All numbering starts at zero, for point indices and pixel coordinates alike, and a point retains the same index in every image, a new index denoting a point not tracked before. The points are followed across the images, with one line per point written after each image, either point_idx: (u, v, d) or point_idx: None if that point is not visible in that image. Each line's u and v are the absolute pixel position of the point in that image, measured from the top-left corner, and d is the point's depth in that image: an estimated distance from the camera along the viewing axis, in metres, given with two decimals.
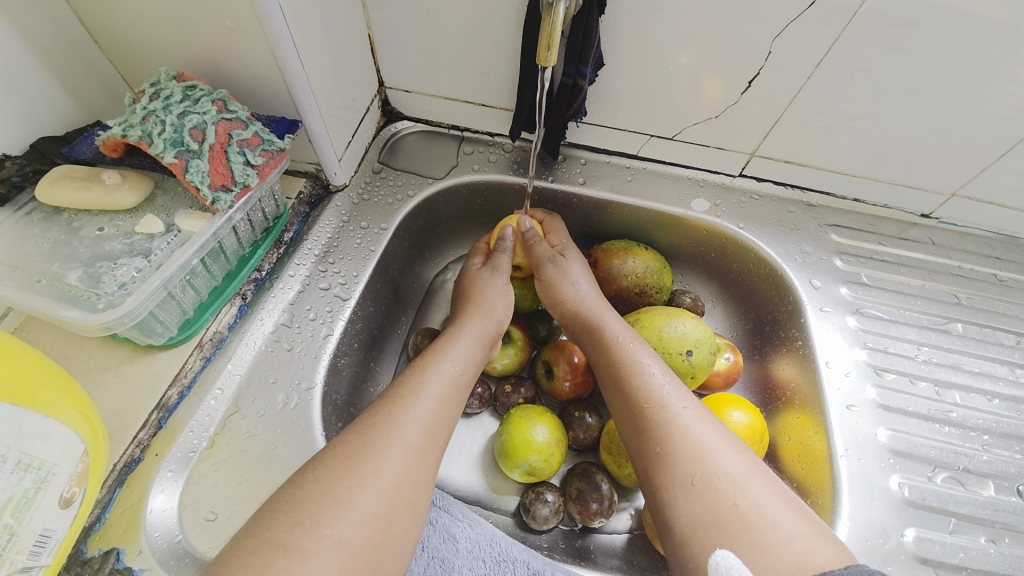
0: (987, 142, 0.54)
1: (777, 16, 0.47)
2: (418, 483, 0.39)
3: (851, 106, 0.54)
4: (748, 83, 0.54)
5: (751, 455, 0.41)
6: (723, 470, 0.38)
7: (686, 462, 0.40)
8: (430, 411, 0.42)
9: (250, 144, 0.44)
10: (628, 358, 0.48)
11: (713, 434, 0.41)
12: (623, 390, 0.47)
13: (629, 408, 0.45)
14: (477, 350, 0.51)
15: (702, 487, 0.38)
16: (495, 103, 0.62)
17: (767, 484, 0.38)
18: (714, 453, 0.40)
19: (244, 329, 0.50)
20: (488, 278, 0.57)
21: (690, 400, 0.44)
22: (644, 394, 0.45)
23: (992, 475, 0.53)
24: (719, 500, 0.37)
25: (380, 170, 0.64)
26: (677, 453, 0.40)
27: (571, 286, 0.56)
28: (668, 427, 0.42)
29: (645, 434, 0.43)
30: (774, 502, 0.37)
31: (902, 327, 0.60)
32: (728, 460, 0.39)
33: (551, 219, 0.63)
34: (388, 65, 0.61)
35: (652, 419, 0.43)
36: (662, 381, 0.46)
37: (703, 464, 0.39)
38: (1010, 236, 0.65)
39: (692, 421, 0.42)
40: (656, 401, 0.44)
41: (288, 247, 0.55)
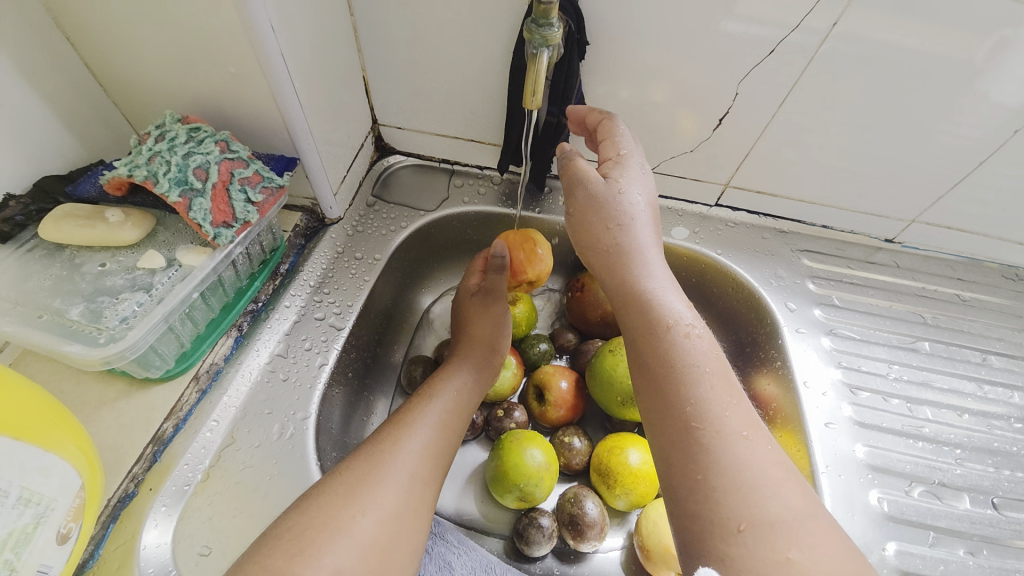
0: (938, 171, 0.59)
1: (742, 62, 0.52)
2: (418, 512, 0.40)
3: (812, 140, 0.58)
4: (718, 121, 0.58)
5: (809, 493, 0.38)
6: (777, 515, 0.35)
7: (735, 504, 0.36)
8: (429, 439, 0.44)
9: (250, 182, 0.46)
10: (692, 360, 0.41)
11: (773, 472, 0.37)
12: (669, 393, 0.40)
13: (681, 411, 0.39)
14: (480, 383, 0.53)
15: (749, 533, 0.35)
16: (484, 138, 0.66)
17: (823, 525, 0.36)
18: (773, 494, 0.36)
19: (240, 360, 0.50)
20: (483, 305, 0.58)
21: (749, 426, 0.39)
22: (704, 403, 0.39)
23: (966, 488, 0.55)
24: (766, 548, 0.34)
25: (373, 203, 0.67)
26: (729, 490, 0.36)
27: (621, 235, 0.47)
28: (725, 452, 0.37)
29: (696, 448, 0.38)
30: (828, 544, 0.35)
31: (873, 347, 0.63)
32: (784, 502, 0.36)
33: (609, 120, 0.50)
34: (381, 104, 0.64)
35: (703, 438, 0.38)
36: (724, 398, 0.40)
37: (755, 508, 0.35)
38: (969, 258, 0.69)
39: (750, 456, 0.38)
40: (714, 419, 0.39)
41: (284, 278, 0.57)
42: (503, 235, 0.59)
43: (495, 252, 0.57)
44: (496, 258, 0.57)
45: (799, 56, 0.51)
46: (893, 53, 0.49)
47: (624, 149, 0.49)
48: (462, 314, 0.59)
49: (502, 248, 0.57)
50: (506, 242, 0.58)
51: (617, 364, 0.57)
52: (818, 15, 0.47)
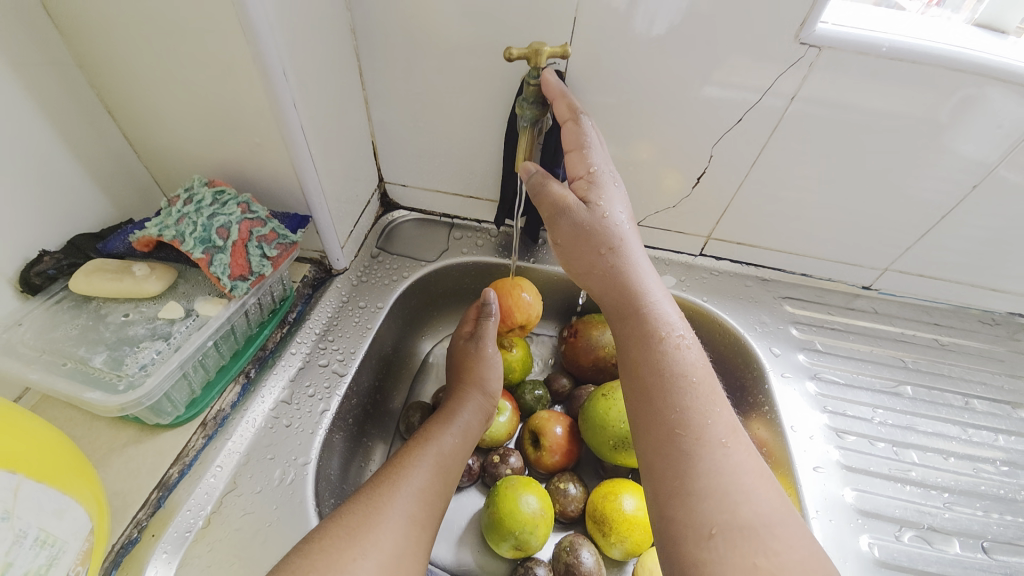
0: (902, 224, 0.64)
1: (714, 130, 0.59)
2: (415, 555, 0.41)
3: (783, 197, 0.64)
4: (696, 180, 0.64)
5: (786, 501, 0.40)
6: (750, 520, 0.37)
7: (708, 509, 0.38)
8: (425, 482, 0.46)
9: (267, 239, 0.50)
10: (678, 370, 0.45)
11: (752, 478, 0.40)
12: (656, 401, 0.44)
13: (665, 419, 0.43)
14: (476, 427, 0.55)
15: (721, 539, 0.37)
16: (482, 195, 0.71)
17: (796, 532, 0.38)
18: (747, 499, 0.38)
19: (245, 406, 0.52)
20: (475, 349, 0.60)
21: (730, 435, 0.42)
22: (687, 412, 0.42)
23: (956, 532, 0.56)
24: (739, 556, 0.36)
25: (377, 255, 0.71)
26: (706, 496, 0.38)
27: (607, 254, 0.49)
28: (705, 459, 0.40)
29: (677, 455, 0.41)
30: (797, 549, 0.36)
31: (857, 391, 0.65)
32: (756, 508, 0.38)
33: (575, 123, 0.48)
34: (388, 164, 0.70)
35: (684, 444, 0.41)
36: (707, 407, 0.43)
37: (729, 514, 0.37)
38: (944, 304, 0.73)
39: (729, 462, 0.40)
40: (696, 426, 0.42)
41: (291, 326, 0.60)
42: (493, 284, 0.65)
43: (486, 300, 0.62)
44: (488, 305, 0.62)
45: (769, 118, 0.56)
46: (855, 114, 0.55)
47: (593, 166, 0.49)
48: (458, 361, 0.61)
49: (492, 295, 0.62)
50: (495, 291, 0.63)
51: (610, 408, 0.59)
52: (785, 81, 0.53)
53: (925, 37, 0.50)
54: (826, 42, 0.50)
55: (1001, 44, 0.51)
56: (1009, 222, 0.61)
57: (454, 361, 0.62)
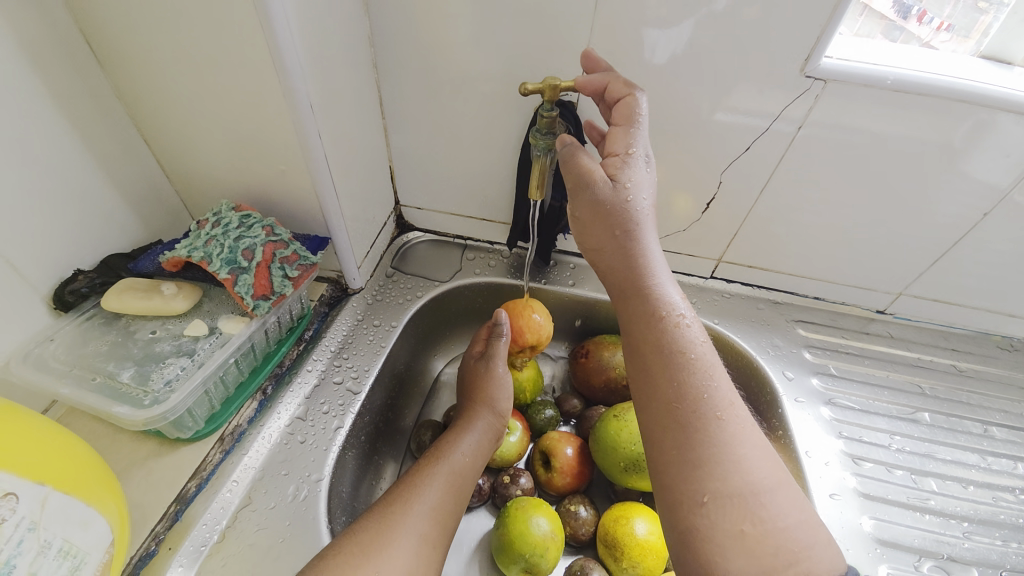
0: (914, 249, 0.64)
1: (723, 157, 0.60)
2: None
3: (792, 222, 0.64)
4: (706, 204, 0.65)
5: (778, 468, 0.41)
6: (742, 490, 0.38)
7: (703, 479, 0.39)
8: (436, 501, 0.47)
9: (289, 261, 0.52)
10: (679, 344, 0.44)
11: (750, 452, 0.40)
12: (653, 372, 0.44)
13: (664, 391, 0.43)
14: (485, 446, 0.55)
15: (711, 507, 0.38)
16: (495, 218, 0.73)
17: (787, 502, 0.39)
18: (740, 469, 0.39)
19: (262, 422, 0.53)
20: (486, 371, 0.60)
21: (729, 408, 0.42)
22: (689, 385, 0.42)
23: (976, 562, 0.54)
24: (727, 521, 0.38)
25: (392, 274, 0.73)
26: (701, 465, 0.39)
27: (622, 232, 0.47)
28: (703, 430, 0.40)
29: (676, 424, 0.41)
30: (785, 518, 0.38)
31: (873, 416, 0.64)
32: (748, 477, 0.39)
33: (631, 99, 0.47)
34: (405, 188, 0.73)
35: (682, 415, 0.41)
36: (709, 381, 0.43)
37: (722, 484, 0.38)
38: (961, 330, 0.72)
39: (726, 434, 0.40)
40: (696, 399, 0.42)
41: (307, 344, 0.61)
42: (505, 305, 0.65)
43: (497, 320, 0.62)
44: (498, 325, 0.62)
45: (778, 144, 0.58)
46: (864, 139, 0.55)
47: (634, 146, 0.47)
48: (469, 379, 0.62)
49: (504, 316, 0.62)
50: (507, 312, 0.63)
51: (621, 430, 0.59)
52: (794, 108, 0.55)
53: (931, 70, 0.51)
54: (830, 76, 0.51)
55: (1009, 76, 0.51)
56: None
57: (465, 379, 0.63)
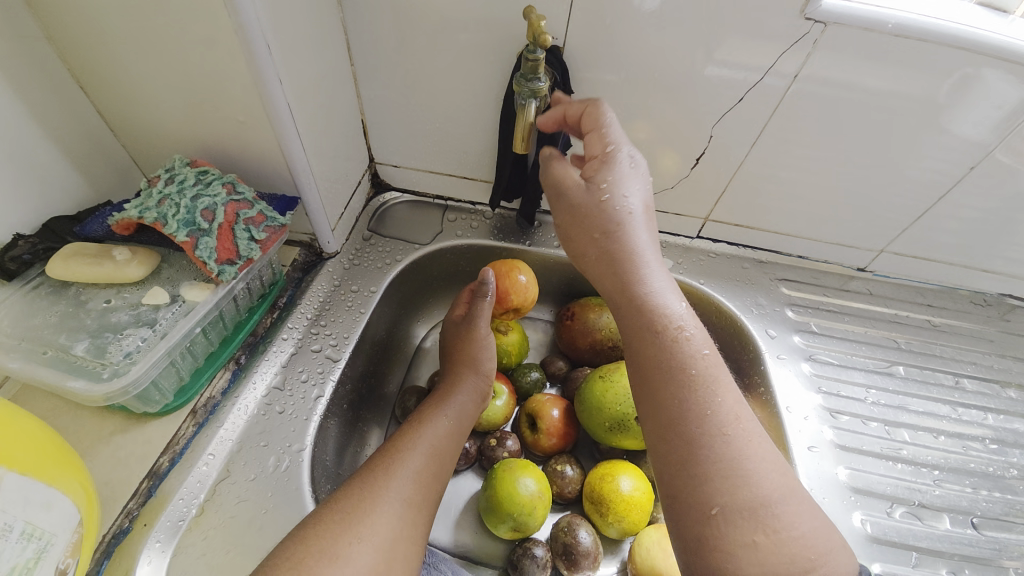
0: (900, 205, 0.63)
1: (716, 110, 0.57)
2: (411, 537, 0.42)
3: (781, 179, 0.63)
4: (696, 160, 0.63)
5: (789, 477, 0.41)
6: (750, 504, 0.38)
7: (711, 492, 0.39)
8: (421, 464, 0.46)
9: (254, 222, 0.48)
10: (676, 358, 0.43)
11: (760, 463, 0.40)
12: (653, 388, 0.43)
13: (662, 404, 0.42)
14: (472, 409, 0.54)
15: (721, 520, 0.38)
16: (476, 176, 0.69)
17: (799, 511, 0.39)
18: (748, 482, 0.39)
19: (237, 394, 0.51)
20: (474, 334, 0.59)
21: (733, 421, 0.41)
22: (689, 400, 0.42)
23: (945, 508, 0.57)
24: (738, 534, 0.38)
25: (369, 237, 0.69)
26: (711, 481, 0.39)
27: (605, 237, 0.46)
28: (707, 445, 0.40)
29: (681, 437, 0.41)
30: (798, 527, 0.38)
31: (850, 371, 0.65)
32: (759, 490, 0.39)
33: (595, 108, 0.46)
34: (379, 144, 0.68)
35: (687, 431, 0.41)
36: (716, 396, 0.42)
37: (731, 499, 0.39)
38: (937, 286, 0.73)
39: (731, 447, 0.40)
40: (698, 413, 0.41)
41: (282, 312, 0.58)
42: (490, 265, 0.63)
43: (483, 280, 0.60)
44: (485, 286, 0.60)
45: (771, 96, 0.55)
46: (858, 91, 0.53)
47: (612, 144, 0.47)
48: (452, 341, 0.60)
49: (492, 276, 0.60)
50: (493, 271, 0.61)
51: (607, 391, 0.59)
52: (791, 56, 0.52)
53: (932, 15, 0.48)
54: (832, 19, 0.48)
55: (1006, 25, 0.49)
56: (1007, 204, 0.60)
57: (448, 341, 0.61)
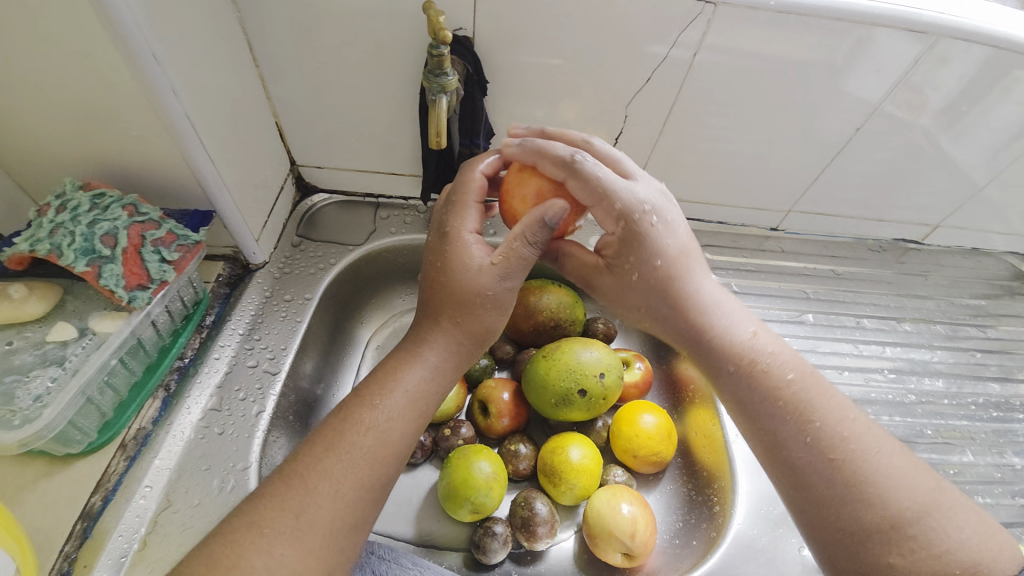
0: (800, 167, 0.69)
1: (626, 89, 0.60)
2: (329, 552, 0.37)
3: (694, 150, 0.67)
4: (614, 139, 0.65)
5: (885, 480, 0.39)
6: (884, 522, 0.38)
7: (851, 510, 0.39)
8: (350, 468, 0.40)
9: (164, 242, 0.46)
10: (762, 390, 0.45)
11: (885, 468, 0.40)
12: (761, 420, 0.44)
13: (771, 435, 0.44)
14: (438, 385, 0.46)
15: (862, 539, 0.39)
16: (404, 171, 0.69)
17: (942, 523, 0.38)
18: (879, 499, 0.39)
19: (169, 421, 0.50)
20: (468, 266, 0.47)
21: (852, 432, 0.42)
22: (791, 428, 0.43)
23: None
24: (877, 556, 0.38)
25: (299, 243, 0.68)
26: (861, 499, 0.39)
27: (656, 250, 0.48)
28: (840, 465, 0.40)
29: (795, 466, 0.42)
30: (947, 540, 0.37)
31: (768, 324, 0.71)
32: (885, 511, 0.38)
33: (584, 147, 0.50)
34: (297, 146, 0.66)
35: (803, 461, 0.42)
36: (823, 420, 0.42)
37: (858, 523, 0.39)
38: (840, 238, 0.80)
39: (878, 464, 0.40)
40: (811, 439, 0.42)
41: (210, 331, 0.57)
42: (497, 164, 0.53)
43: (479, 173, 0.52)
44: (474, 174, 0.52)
45: (677, 72, 0.58)
46: (753, 62, 0.57)
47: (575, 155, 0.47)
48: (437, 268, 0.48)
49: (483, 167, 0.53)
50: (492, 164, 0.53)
51: (550, 368, 0.61)
52: (689, 34, 0.54)
53: None
54: None
55: None
56: (898, 157, 0.67)
57: (432, 262, 0.49)
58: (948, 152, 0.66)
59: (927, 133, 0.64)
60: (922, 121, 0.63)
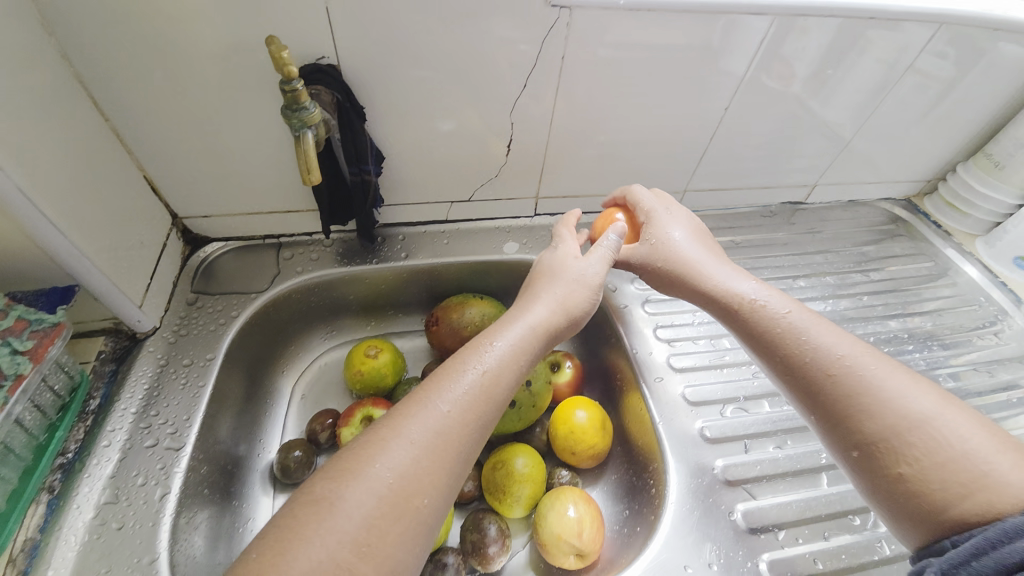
0: (685, 150, 0.73)
1: (507, 97, 0.61)
2: (410, 506, 0.36)
3: (584, 147, 0.69)
4: (507, 146, 0.66)
5: (909, 408, 0.41)
6: (908, 429, 0.40)
7: (874, 427, 0.41)
8: (429, 429, 0.39)
9: (14, 331, 0.45)
10: (776, 333, 0.49)
11: (900, 387, 0.42)
12: (782, 363, 0.48)
13: (791, 367, 0.47)
14: (534, 339, 0.47)
15: (883, 452, 0.41)
16: (299, 207, 0.66)
17: (967, 431, 0.39)
18: (900, 412, 0.41)
19: (59, 525, 0.46)
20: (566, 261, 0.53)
21: (881, 366, 0.44)
22: (815, 361, 0.46)
23: (764, 395, 0.67)
24: (899, 465, 0.40)
25: (195, 300, 0.63)
26: (879, 413, 0.41)
27: (662, 231, 0.58)
28: (855, 389, 0.43)
29: (818, 395, 0.45)
30: (965, 442, 0.38)
31: (681, 302, 0.75)
32: (892, 417, 0.41)
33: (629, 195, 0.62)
34: (176, 198, 0.62)
35: (825, 390, 0.44)
36: (842, 350, 0.45)
37: (888, 434, 0.41)
38: (735, 209, 0.86)
39: (892, 385, 0.42)
40: (827, 370, 0.45)
41: (96, 415, 0.52)
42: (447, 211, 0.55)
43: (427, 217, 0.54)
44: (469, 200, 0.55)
45: (550, 75, 0.60)
46: (620, 58, 0.60)
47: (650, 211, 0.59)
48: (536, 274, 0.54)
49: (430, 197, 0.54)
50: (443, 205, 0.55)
51: None
52: (552, 39, 0.56)
53: None
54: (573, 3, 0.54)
55: None
56: (777, 126, 0.73)
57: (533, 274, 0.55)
58: (819, 114, 0.72)
59: (801, 100, 0.70)
60: (795, 89, 0.68)
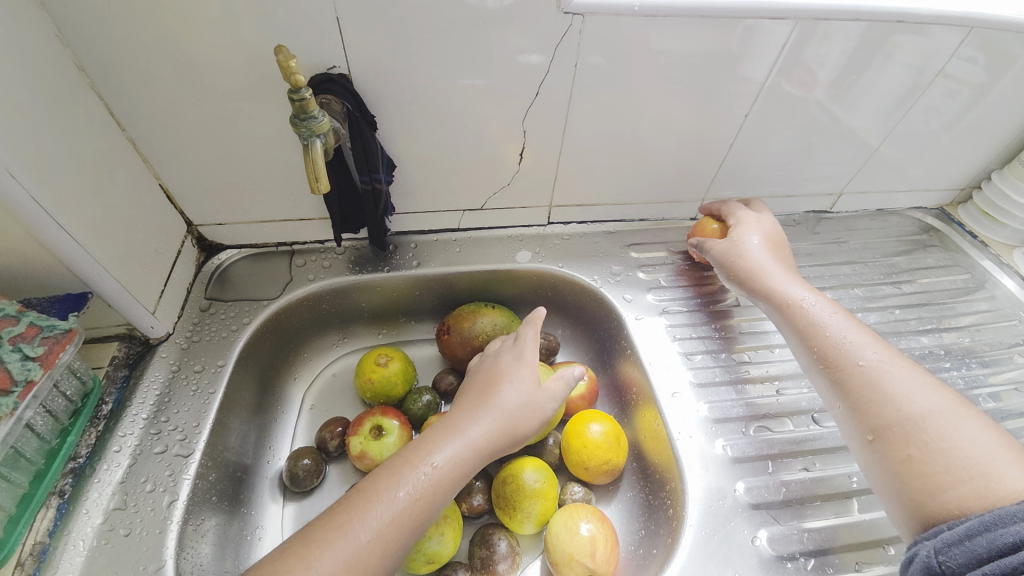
0: (703, 158, 0.71)
1: (518, 105, 0.60)
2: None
3: (599, 155, 0.68)
4: (519, 154, 0.65)
5: (975, 454, 0.42)
6: (963, 470, 0.41)
7: (928, 465, 0.43)
8: (387, 512, 0.42)
9: (25, 337, 0.45)
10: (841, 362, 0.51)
11: (961, 432, 0.43)
12: (842, 391, 0.50)
13: (849, 398, 0.49)
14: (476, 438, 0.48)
15: (933, 488, 0.42)
16: (310, 215, 0.66)
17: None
18: (958, 455, 0.42)
19: (68, 530, 0.46)
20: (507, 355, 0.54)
21: (948, 410, 0.45)
22: (872, 394, 0.48)
23: (789, 412, 0.64)
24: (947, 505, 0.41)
25: (208, 306, 0.64)
26: (932, 452, 0.43)
27: (748, 240, 0.65)
28: (909, 428, 0.45)
29: (875, 426, 0.47)
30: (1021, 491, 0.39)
31: (700, 313, 0.72)
32: (950, 458, 0.42)
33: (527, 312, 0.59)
34: (191, 206, 0.62)
35: (881, 422, 0.47)
36: (902, 388, 0.47)
37: (938, 473, 0.42)
38: None
39: (956, 429, 0.44)
40: (885, 405, 0.47)
41: (108, 420, 0.53)
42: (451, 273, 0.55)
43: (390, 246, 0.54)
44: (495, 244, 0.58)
45: (564, 83, 0.58)
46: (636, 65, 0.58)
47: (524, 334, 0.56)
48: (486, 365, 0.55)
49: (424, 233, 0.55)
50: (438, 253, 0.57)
51: None
52: (565, 46, 0.55)
53: None
54: (586, 10, 0.52)
55: None
56: (800, 133, 0.70)
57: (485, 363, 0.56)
58: (843, 122, 0.69)
59: (823, 107, 0.67)
60: (816, 97, 0.65)
